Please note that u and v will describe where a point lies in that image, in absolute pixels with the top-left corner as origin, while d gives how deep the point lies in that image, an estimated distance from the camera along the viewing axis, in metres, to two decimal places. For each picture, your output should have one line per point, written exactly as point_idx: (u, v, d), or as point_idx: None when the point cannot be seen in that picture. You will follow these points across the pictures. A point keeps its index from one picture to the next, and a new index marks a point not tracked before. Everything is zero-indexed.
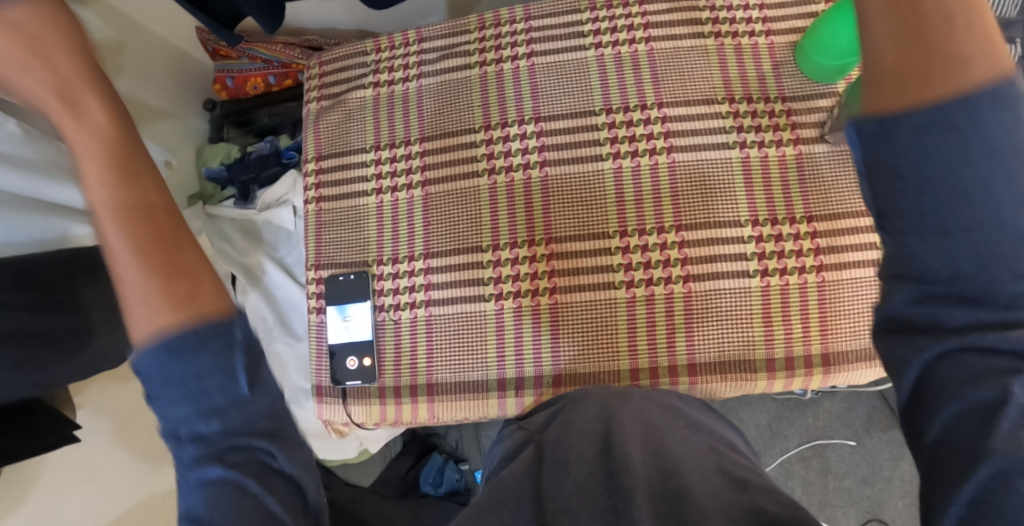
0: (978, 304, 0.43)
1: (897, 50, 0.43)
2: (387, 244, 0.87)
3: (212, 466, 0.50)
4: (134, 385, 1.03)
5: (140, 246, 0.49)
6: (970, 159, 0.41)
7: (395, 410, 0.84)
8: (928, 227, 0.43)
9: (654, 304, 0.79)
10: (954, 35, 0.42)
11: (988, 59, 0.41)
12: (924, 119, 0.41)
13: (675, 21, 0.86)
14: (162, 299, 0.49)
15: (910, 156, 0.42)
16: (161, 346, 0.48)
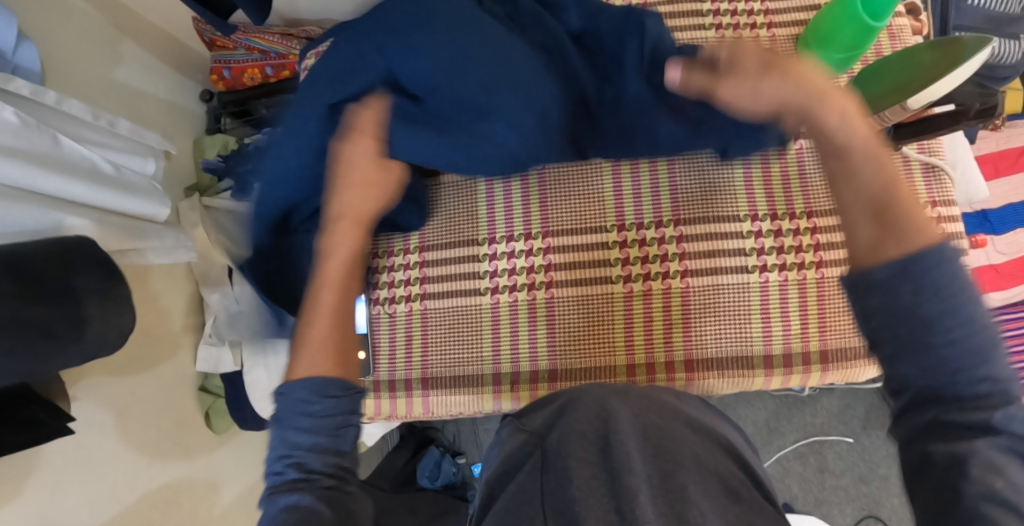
0: (955, 394, 0.46)
1: (856, 224, 0.52)
2: (383, 236, 0.85)
3: (293, 494, 0.55)
4: (136, 377, 0.99)
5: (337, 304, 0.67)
6: (926, 300, 0.47)
7: (388, 403, 0.82)
8: (895, 347, 0.48)
9: (651, 299, 0.78)
10: (896, 214, 0.50)
11: (924, 231, 0.48)
12: (872, 277, 0.49)
13: (675, 13, 0.86)
14: (329, 355, 0.63)
15: (881, 303, 0.48)
16: (313, 385, 0.60)
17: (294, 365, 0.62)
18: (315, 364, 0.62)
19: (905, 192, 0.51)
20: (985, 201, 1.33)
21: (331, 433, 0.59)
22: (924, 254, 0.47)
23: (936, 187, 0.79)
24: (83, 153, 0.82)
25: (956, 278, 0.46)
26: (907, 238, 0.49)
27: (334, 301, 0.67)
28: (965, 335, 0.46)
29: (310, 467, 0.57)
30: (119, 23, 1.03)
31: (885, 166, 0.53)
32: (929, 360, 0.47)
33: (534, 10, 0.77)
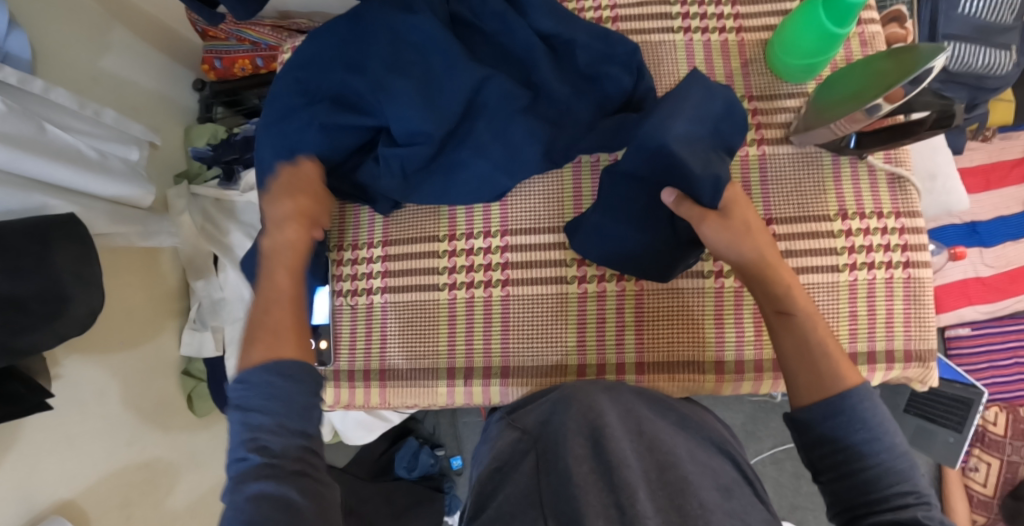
0: (889, 487, 0.55)
1: (798, 366, 0.62)
2: (347, 230, 0.87)
3: (255, 482, 0.56)
4: (115, 356, 1.00)
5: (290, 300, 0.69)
6: (856, 428, 0.57)
7: (348, 393, 0.85)
8: (836, 472, 0.57)
9: (605, 300, 0.80)
10: (823, 359, 0.61)
11: (846, 375, 0.59)
12: (812, 414, 0.59)
13: (645, 15, 0.86)
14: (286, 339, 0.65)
15: (829, 427, 0.58)
16: (273, 366, 0.61)
17: (251, 353, 0.63)
18: (275, 347, 0.64)
19: (831, 343, 0.62)
20: (975, 213, 1.32)
21: (291, 411, 0.60)
22: (850, 395, 0.58)
23: (901, 198, 0.79)
24: (69, 141, 0.84)
25: (873, 411, 0.57)
26: (835, 376, 0.59)
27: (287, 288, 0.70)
28: (886, 452, 0.56)
29: (275, 448, 0.58)
30: (111, 11, 1.04)
31: (818, 324, 0.63)
32: (863, 481, 0.55)
33: (499, 10, 0.78)
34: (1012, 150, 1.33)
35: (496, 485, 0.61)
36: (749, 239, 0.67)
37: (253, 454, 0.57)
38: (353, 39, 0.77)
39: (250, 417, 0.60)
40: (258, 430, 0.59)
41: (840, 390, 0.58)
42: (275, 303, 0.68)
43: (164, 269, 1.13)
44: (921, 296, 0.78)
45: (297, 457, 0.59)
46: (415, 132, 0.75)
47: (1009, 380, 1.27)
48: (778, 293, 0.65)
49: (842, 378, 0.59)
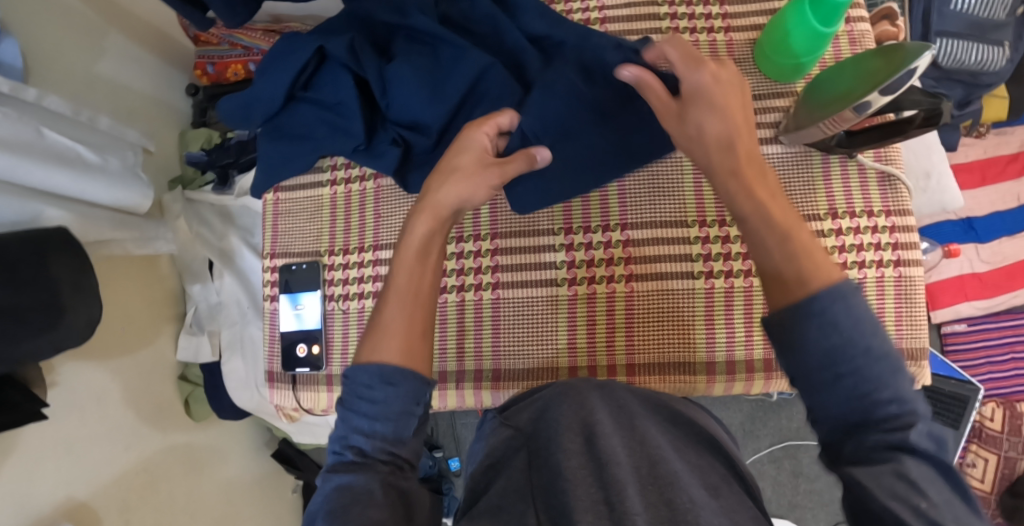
0: (868, 407, 0.49)
1: (778, 263, 0.55)
2: (339, 235, 0.87)
3: (337, 480, 0.54)
4: (110, 364, 0.99)
5: (420, 313, 0.62)
6: (829, 331, 0.50)
7: (341, 397, 0.84)
8: (811, 383, 0.51)
9: (595, 302, 0.80)
10: (797, 256, 0.55)
11: (826, 274, 0.53)
12: (784, 315, 0.52)
13: (634, 15, 0.87)
14: (399, 340, 0.59)
15: (801, 334, 0.51)
16: (381, 370, 0.57)
17: (362, 351, 0.59)
18: (383, 350, 0.59)
19: (806, 240, 0.56)
20: (970, 209, 1.32)
21: (393, 420, 0.56)
22: (821, 296, 0.51)
23: (891, 197, 0.79)
24: (67, 144, 0.84)
25: (851, 311, 0.50)
26: (803, 279, 0.53)
27: (404, 284, 0.63)
28: (866, 358, 0.50)
29: (371, 450, 0.56)
30: (105, 15, 1.04)
31: (793, 223, 0.57)
32: (845, 398, 0.50)
33: (487, 13, 0.79)
34: (1008, 145, 1.33)
35: (488, 481, 0.60)
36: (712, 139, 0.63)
37: (351, 452, 0.56)
38: (333, 31, 0.79)
39: (355, 416, 0.57)
40: (359, 430, 0.56)
41: (816, 287, 0.52)
42: (397, 302, 0.62)
43: (160, 274, 1.13)
44: (913, 295, 0.78)
45: (389, 454, 0.56)
46: (411, 120, 0.78)
47: (1006, 376, 1.27)
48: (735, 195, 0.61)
49: (812, 280, 0.53)
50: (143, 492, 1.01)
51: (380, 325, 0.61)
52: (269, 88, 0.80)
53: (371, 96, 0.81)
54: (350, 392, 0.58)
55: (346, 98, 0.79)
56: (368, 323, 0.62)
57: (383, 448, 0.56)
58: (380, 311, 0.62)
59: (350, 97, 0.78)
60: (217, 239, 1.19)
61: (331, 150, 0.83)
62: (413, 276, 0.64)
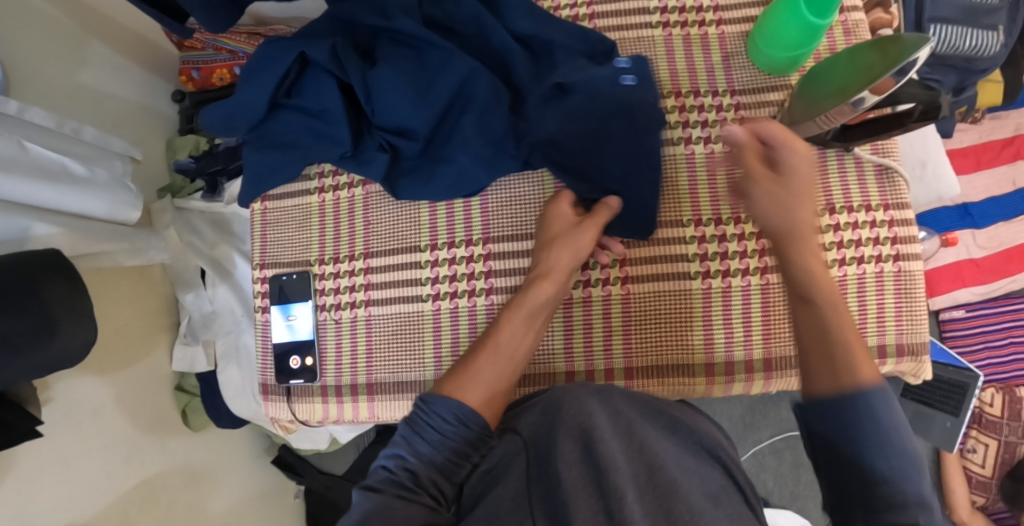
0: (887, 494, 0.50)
1: (819, 360, 0.58)
2: (330, 243, 0.86)
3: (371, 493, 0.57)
4: (105, 378, 0.98)
5: (505, 370, 0.70)
6: (864, 424, 0.52)
7: (337, 408, 0.84)
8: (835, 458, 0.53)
9: (591, 305, 0.79)
10: (839, 359, 0.56)
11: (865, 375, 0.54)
12: (822, 406, 0.55)
13: (623, 11, 0.85)
14: (489, 393, 0.66)
15: (837, 423, 0.53)
16: (460, 410, 0.62)
17: (445, 384, 0.66)
18: (466, 390, 0.65)
19: (853, 340, 0.58)
20: (967, 195, 1.31)
21: (449, 461, 0.60)
22: (861, 393, 0.53)
23: (889, 190, 0.78)
24: (52, 158, 0.82)
25: (886, 416, 0.52)
26: (847, 372, 0.55)
27: (505, 340, 0.72)
28: (896, 455, 0.51)
29: (418, 483, 0.58)
30: (86, 23, 1.02)
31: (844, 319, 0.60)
32: (863, 477, 0.52)
33: (473, 13, 0.77)
34: (1003, 130, 1.32)
35: (484, 486, 0.59)
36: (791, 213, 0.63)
37: (401, 471, 0.59)
38: (316, 35, 0.77)
39: (419, 443, 0.61)
40: (416, 453, 0.60)
41: (855, 386, 0.54)
42: (492, 352, 0.71)
43: (153, 285, 1.12)
44: (912, 289, 0.77)
45: (433, 486, 0.59)
46: (399, 125, 0.77)
47: (1004, 361, 1.28)
48: (802, 278, 0.62)
49: (859, 373, 0.54)
50: (143, 505, 1.00)
51: (471, 369, 0.68)
52: (251, 98, 0.78)
53: (355, 101, 0.80)
54: (421, 420, 0.62)
55: (331, 105, 0.77)
56: (458, 363, 0.70)
57: (431, 479, 0.59)
58: (469, 361, 0.70)
59: (335, 103, 0.77)
60: (208, 247, 1.17)
61: (319, 159, 0.82)
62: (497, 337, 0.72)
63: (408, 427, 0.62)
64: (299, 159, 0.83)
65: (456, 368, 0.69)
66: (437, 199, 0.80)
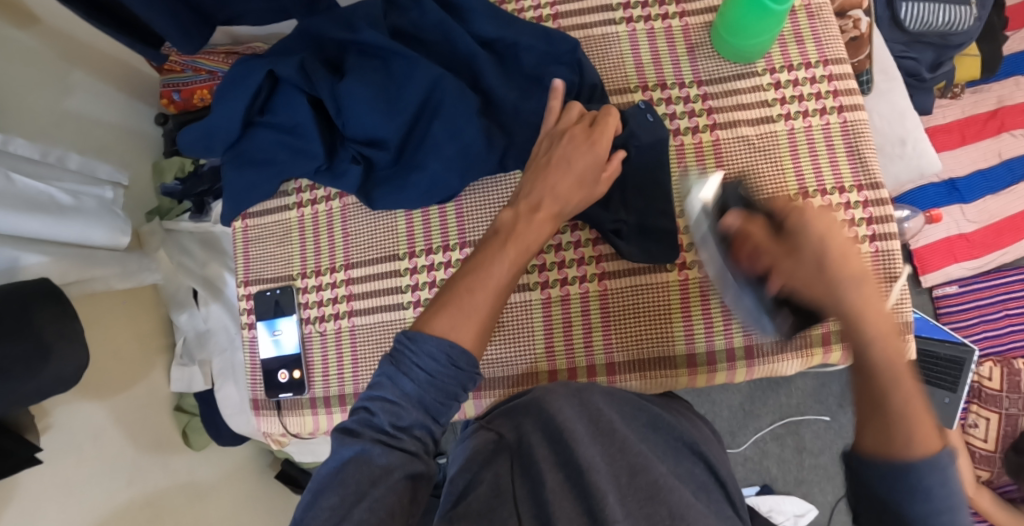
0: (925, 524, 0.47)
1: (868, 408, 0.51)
2: (310, 257, 0.87)
3: (348, 447, 0.53)
4: (102, 404, 0.98)
5: (497, 297, 0.63)
6: (917, 482, 0.47)
7: (327, 419, 0.84)
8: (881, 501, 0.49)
9: (570, 304, 0.80)
10: (889, 420, 0.49)
11: (921, 442, 0.48)
12: (868, 462, 0.49)
13: (586, 9, 0.86)
14: (480, 326, 0.60)
15: (888, 474, 0.48)
16: (451, 349, 0.57)
17: (434, 321, 0.59)
18: (457, 330, 0.59)
19: (910, 397, 0.49)
20: (953, 170, 1.30)
21: (438, 405, 0.56)
22: (915, 466, 0.47)
23: (862, 170, 0.78)
24: (39, 188, 0.83)
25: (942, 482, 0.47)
26: (905, 442, 0.48)
27: (502, 273, 0.64)
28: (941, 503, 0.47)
29: (404, 424, 0.54)
30: (69, 53, 1.03)
31: (905, 378, 0.50)
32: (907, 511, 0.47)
33: (438, 21, 0.79)
34: (985, 103, 1.33)
35: (467, 484, 0.57)
36: (823, 274, 0.56)
37: (383, 417, 0.54)
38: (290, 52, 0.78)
39: (402, 385, 0.55)
40: (402, 394, 0.55)
41: (901, 458, 0.48)
42: (482, 284, 0.63)
43: (146, 306, 1.12)
44: (892, 269, 0.76)
45: (425, 433, 0.55)
46: (371, 136, 0.78)
47: (1000, 334, 1.27)
48: (867, 331, 0.53)
49: (913, 444, 0.48)
50: None
51: (462, 304, 0.61)
52: (225, 117, 0.79)
53: (327, 115, 0.81)
54: (405, 358, 0.56)
55: (303, 121, 0.78)
56: (443, 290, 0.63)
57: (418, 421, 0.55)
58: (458, 291, 0.62)
59: (307, 118, 0.78)
60: (200, 266, 1.18)
61: (294, 173, 0.83)
62: (492, 269, 0.64)
63: (392, 366, 0.56)
64: (277, 177, 0.84)
65: (446, 299, 0.61)
66: (412, 206, 0.81)
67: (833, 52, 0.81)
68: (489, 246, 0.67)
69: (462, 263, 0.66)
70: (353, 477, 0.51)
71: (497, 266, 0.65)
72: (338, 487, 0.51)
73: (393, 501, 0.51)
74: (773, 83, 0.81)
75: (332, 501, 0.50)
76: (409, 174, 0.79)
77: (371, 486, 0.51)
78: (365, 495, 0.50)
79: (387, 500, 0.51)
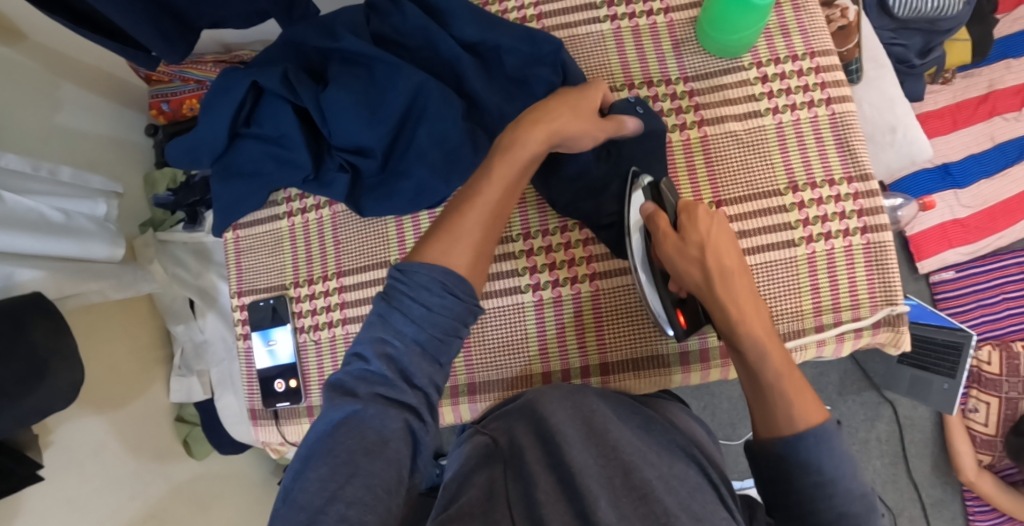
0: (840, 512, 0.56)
1: (759, 403, 0.62)
2: (302, 266, 0.87)
3: (339, 410, 0.52)
4: (100, 418, 0.98)
5: (492, 225, 0.63)
6: (821, 462, 0.57)
7: None
8: (790, 480, 0.58)
9: (562, 305, 0.80)
10: (776, 407, 0.61)
11: (804, 417, 0.59)
12: (770, 451, 0.60)
13: (570, 8, 0.85)
14: (477, 253, 0.60)
15: (789, 460, 0.58)
16: (444, 279, 0.57)
17: (425, 249, 0.59)
18: (449, 255, 0.59)
19: (792, 380, 0.62)
20: (947, 155, 1.30)
21: (436, 341, 0.55)
22: (807, 437, 0.58)
23: (851, 162, 0.78)
24: (30, 206, 0.83)
25: (834, 455, 0.57)
26: (790, 418, 0.60)
27: (497, 199, 0.64)
28: (842, 478, 0.57)
29: (404, 369, 0.54)
30: (57, 68, 1.02)
31: (779, 362, 0.63)
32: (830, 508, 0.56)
33: (420, 25, 0.79)
34: (977, 87, 1.32)
35: (457, 488, 0.56)
36: (726, 283, 0.66)
37: (379, 363, 0.54)
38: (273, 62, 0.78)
39: (399, 326, 0.55)
40: (398, 337, 0.55)
41: (794, 428, 0.59)
42: (480, 211, 0.63)
43: (142, 318, 1.12)
44: (884, 260, 0.76)
45: (426, 381, 0.55)
46: (358, 143, 0.77)
47: (997, 318, 1.27)
48: (740, 323, 0.65)
49: (798, 421, 0.59)
50: None
51: (454, 229, 0.61)
52: (210, 130, 0.78)
53: (313, 125, 0.81)
54: (399, 295, 0.56)
55: (289, 131, 0.78)
56: (436, 224, 0.62)
57: (416, 361, 0.55)
58: (449, 219, 0.62)
59: (293, 128, 0.78)
60: (194, 278, 1.18)
61: (282, 184, 0.83)
62: (488, 200, 0.64)
63: (386, 304, 0.56)
64: (266, 187, 0.84)
65: (438, 229, 0.61)
66: (405, 210, 0.80)
67: (819, 44, 0.81)
68: (476, 172, 0.66)
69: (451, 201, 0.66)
70: (345, 448, 0.50)
71: (491, 197, 0.64)
72: (327, 467, 0.49)
73: (390, 475, 0.50)
74: (760, 77, 0.81)
75: (321, 473, 0.49)
76: (398, 182, 0.79)
77: (366, 457, 0.50)
78: (358, 471, 0.49)
79: (383, 476, 0.49)
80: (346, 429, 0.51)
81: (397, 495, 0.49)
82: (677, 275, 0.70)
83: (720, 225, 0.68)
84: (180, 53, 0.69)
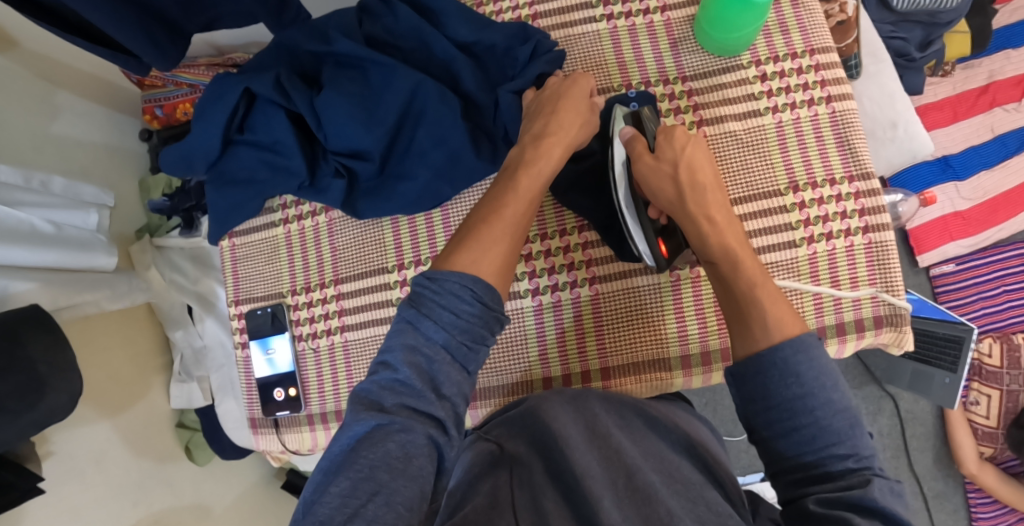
0: (826, 443, 0.52)
1: (737, 321, 0.60)
2: (299, 273, 0.86)
3: (363, 424, 0.51)
4: (100, 426, 0.98)
5: (516, 235, 0.64)
6: (798, 383, 0.53)
7: (324, 435, 0.84)
8: (768, 404, 0.54)
9: (562, 310, 0.79)
10: (751, 319, 0.59)
11: (780, 328, 0.57)
12: (747, 366, 0.56)
13: (565, 7, 0.84)
14: (503, 263, 0.61)
15: (767, 379, 0.54)
16: (472, 285, 0.57)
17: (455, 257, 0.59)
18: (479, 265, 0.59)
19: (768, 295, 0.60)
20: (946, 147, 1.29)
21: (464, 348, 0.55)
22: (783, 347, 0.54)
23: (852, 161, 0.77)
24: (21, 217, 0.82)
25: (814, 371, 0.53)
26: (766, 329, 0.57)
27: (520, 211, 0.65)
28: (823, 402, 0.52)
29: (432, 377, 0.54)
30: (49, 75, 1.01)
31: (756, 278, 0.61)
32: (814, 437, 0.52)
33: (414, 27, 0.78)
34: (976, 79, 1.31)
35: (464, 495, 0.55)
36: (697, 195, 0.67)
37: (407, 371, 0.53)
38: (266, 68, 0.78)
39: (427, 333, 0.55)
40: (426, 344, 0.55)
41: (772, 340, 0.56)
42: (498, 215, 0.64)
43: (140, 326, 1.11)
44: (887, 260, 0.76)
45: (455, 390, 0.54)
46: (353, 148, 0.77)
47: (998, 310, 1.27)
48: (714, 239, 0.65)
49: (774, 331, 0.57)
50: None
51: (481, 238, 0.62)
52: (203, 138, 0.78)
53: (308, 130, 0.80)
54: (426, 300, 0.56)
55: (282, 138, 0.77)
56: (460, 232, 0.63)
57: (445, 369, 0.54)
58: (476, 228, 0.63)
59: (286, 135, 0.77)
60: (193, 283, 1.16)
61: (278, 191, 0.82)
62: (506, 210, 0.65)
63: (414, 310, 0.55)
64: (262, 195, 0.83)
65: (464, 236, 0.62)
66: (402, 214, 0.79)
67: (818, 40, 0.80)
68: (500, 187, 0.67)
69: (471, 212, 0.66)
70: (368, 462, 0.49)
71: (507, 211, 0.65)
72: (351, 482, 0.48)
73: (413, 492, 0.49)
74: (759, 75, 0.80)
75: (343, 488, 0.47)
76: (395, 188, 0.79)
77: (392, 478, 0.49)
78: (381, 489, 0.48)
79: (404, 494, 0.48)
80: (370, 439, 0.50)
81: (419, 511, 0.48)
82: (652, 196, 0.70)
83: (695, 142, 0.69)
84: (171, 59, 0.68)
